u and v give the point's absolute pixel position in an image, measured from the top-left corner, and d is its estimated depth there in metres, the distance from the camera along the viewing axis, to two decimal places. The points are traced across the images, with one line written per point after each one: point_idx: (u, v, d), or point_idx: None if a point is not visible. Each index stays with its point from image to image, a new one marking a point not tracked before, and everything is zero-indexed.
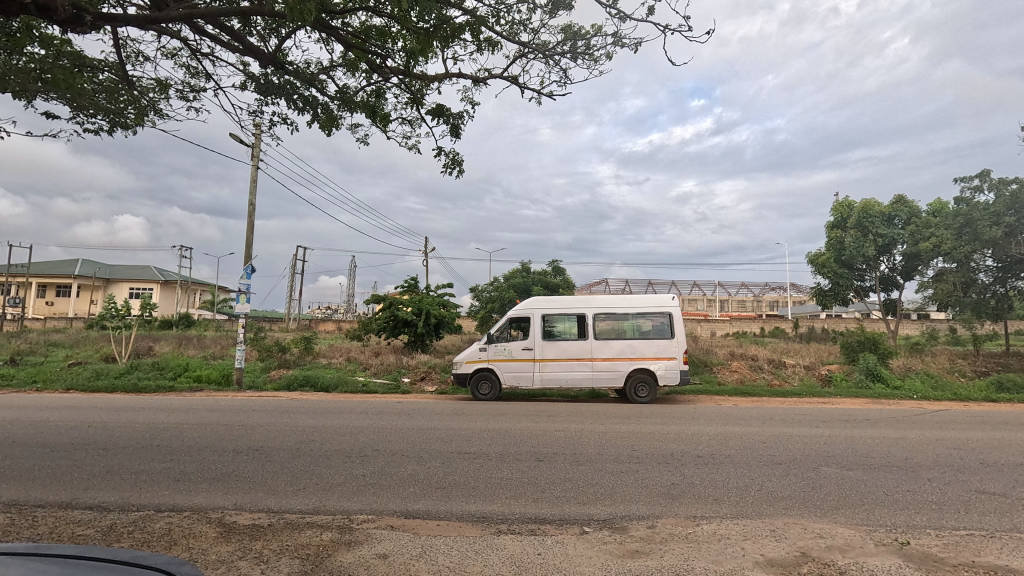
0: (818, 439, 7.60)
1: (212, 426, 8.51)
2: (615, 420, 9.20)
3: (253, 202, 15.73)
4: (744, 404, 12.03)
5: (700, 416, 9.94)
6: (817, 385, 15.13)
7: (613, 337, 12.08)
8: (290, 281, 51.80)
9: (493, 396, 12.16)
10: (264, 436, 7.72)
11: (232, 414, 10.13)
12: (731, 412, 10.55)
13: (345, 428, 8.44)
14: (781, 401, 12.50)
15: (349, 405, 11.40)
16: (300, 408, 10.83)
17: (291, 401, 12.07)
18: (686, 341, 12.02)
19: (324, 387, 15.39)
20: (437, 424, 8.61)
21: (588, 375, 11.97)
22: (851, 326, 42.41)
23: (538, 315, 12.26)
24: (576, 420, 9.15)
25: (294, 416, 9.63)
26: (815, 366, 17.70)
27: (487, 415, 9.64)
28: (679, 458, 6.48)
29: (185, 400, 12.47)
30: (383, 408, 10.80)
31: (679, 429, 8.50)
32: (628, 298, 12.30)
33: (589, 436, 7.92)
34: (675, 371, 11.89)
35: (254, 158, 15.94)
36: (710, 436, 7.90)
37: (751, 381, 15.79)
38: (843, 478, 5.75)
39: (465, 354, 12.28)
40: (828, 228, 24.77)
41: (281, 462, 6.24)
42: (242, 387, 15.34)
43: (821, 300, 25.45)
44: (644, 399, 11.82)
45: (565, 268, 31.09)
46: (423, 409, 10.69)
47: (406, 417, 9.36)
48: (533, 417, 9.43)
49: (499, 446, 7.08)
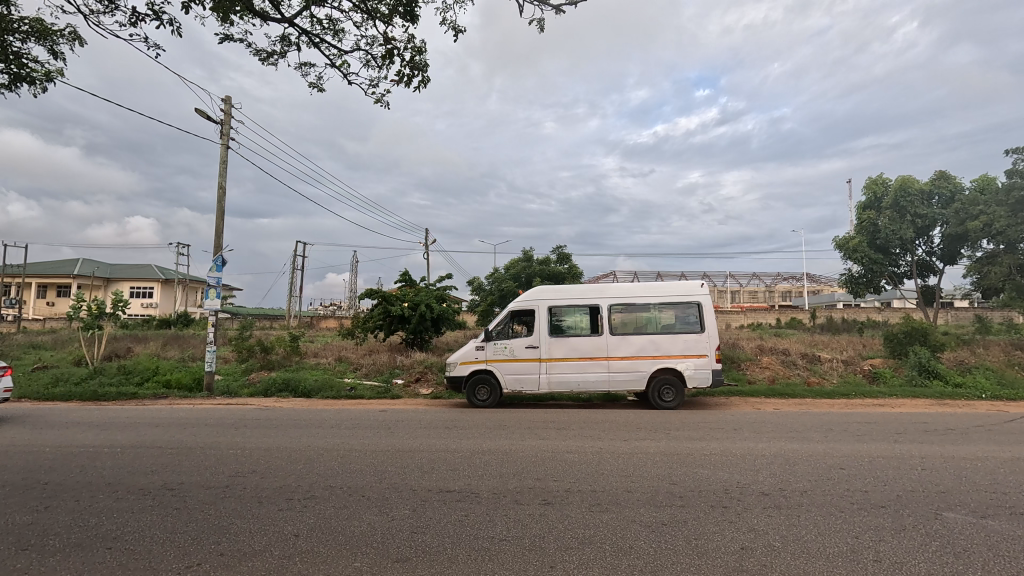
0: (912, 463, 5.80)
1: (140, 448, 6.86)
2: (641, 435, 7.46)
3: (223, 185, 14.00)
4: (788, 408, 10.20)
5: (744, 426, 8.15)
6: (864, 383, 13.26)
7: (631, 332, 10.31)
8: (289, 277, 50.27)
9: (493, 402, 10.42)
10: (195, 464, 6.05)
11: (179, 428, 8.43)
12: (779, 420, 8.73)
13: (304, 449, 6.74)
14: (831, 404, 10.67)
15: (324, 415, 9.71)
16: (264, 420, 9.16)
17: (259, 411, 10.42)
18: (718, 335, 10.20)
19: (306, 391, 13.67)
20: (420, 444, 6.89)
21: (603, 377, 10.22)
22: (875, 316, 40.18)
23: (543, 308, 10.54)
24: (591, 436, 7.41)
25: (251, 432, 7.97)
26: (854, 360, 15.84)
27: (483, 429, 7.92)
28: (738, 498, 4.74)
29: (139, 410, 10.84)
30: (362, 420, 9.10)
31: (724, 447, 6.73)
32: (648, 286, 10.52)
33: (611, 459, 6.18)
34: (706, 371, 10.10)
35: (224, 135, 14.21)
36: (767, 457, 6.14)
37: (785, 379, 13.97)
38: (989, 534, 3.96)
39: (460, 353, 10.56)
40: (860, 209, 22.94)
41: (193, 510, 4.57)
42: (214, 393, 13.67)
43: (851, 288, 23.54)
44: (671, 403, 10.03)
45: (570, 257, 29.18)
46: (409, 421, 8.95)
47: (385, 433, 7.66)
48: (539, 432, 7.68)
49: (493, 479, 5.37)
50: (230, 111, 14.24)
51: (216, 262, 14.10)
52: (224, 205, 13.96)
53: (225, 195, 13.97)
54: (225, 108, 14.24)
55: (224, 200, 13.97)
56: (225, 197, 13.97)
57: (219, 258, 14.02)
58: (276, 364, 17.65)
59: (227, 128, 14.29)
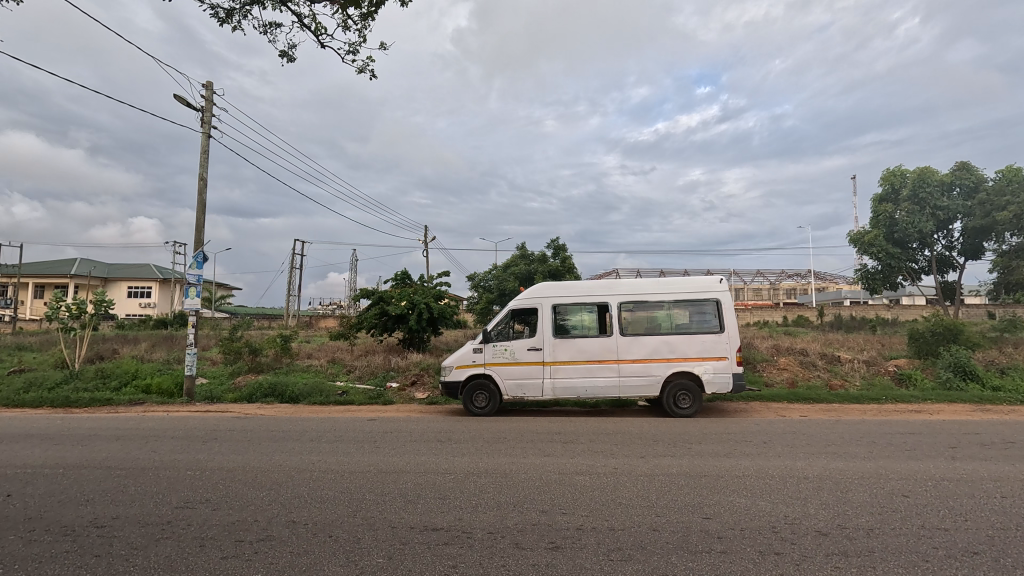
0: (987, 489, 4.89)
1: (84, 468, 5.94)
2: (659, 451, 6.55)
3: (204, 176, 13.13)
4: (817, 416, 9.27)
5: (773, 439, 7.23)
6: (892, 386, 12.34)
7: (643, 332, 9.41)
8: (289, 275, 49.30)
9: (492, 410, 9.53)
10: (140, 491, 5.14)
11: (141, 441, 7.54)
12: (812, 430, 7.81)
13: (273, 469, 5.85)
14: (863, 410, 9.76)
15: (306, 426, 8.80)
16: (238, 431, 8.23)
17: (236, 420, 9.52)
18: (740, 335, 9.29)
19: (293, 396, 12.74)
20: (407, 463, 6.00)
21: (613, 382, 9.31)
22: (886, 314, 39.22)
23: (547, 306, 9.65)
24: (602, 452, 6.51)
25: (218, 447, 7.06)
26: (877, 361, 14.90)
27: (481, 443, 7.02)
28: (792, 541, 3.83)
29: (106, 419, 9.94)
30: (346, 431, 8.19)
31: (757, 465, 5.84)
32: (662, 282, 9.61)
33: (628, 483, 5.27)
34: (726, 375, 9.19)
35: (205, 123, 13.32)
36: (810, 480, 5.25)
37: (805, 383, 13.03)
38: None
39: (456, 357, 9.66)
40: (876, 201, 22.05)
41: (116, 558, 3.67)
42: (195, 399, 12.74)
43: (868, 284, 22.63)
44: (688, 410, 9.13)
45: (564, 250, 27.92)
46: (400, 432, 8.05)
47: (370, 449, 6.76)
48: (543, 447, 6.78)
49: (490, 512, 4.46)
50: (211, 97, 13.31)
51: (197, 259, 13.23)
52: (205, 197, 13.06)
53: (207, 187, 13.09)
54: (206, 94, 13.32)
55: (205, 192, 13.08)
56: (206, 189, 13.08)
57: (200, 254, 13.17)
58: (265, 366, 16.74)
59: (209, 115, 13.38)
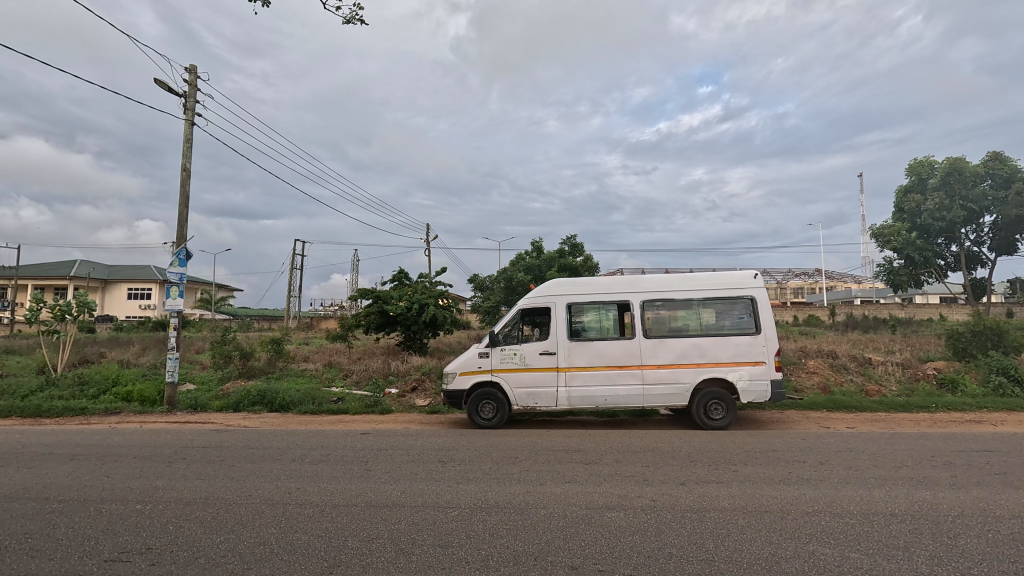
0: None
1: (14, 501, 4.94)
2: (701, 475, 5.53)
3: (187, 166, 12.21)
4: (866, 427, 8.24)
5: (830, 458, 6.21)
6: (936, 391, 11.33)
7: (669, 334, 8.40)
8: (289, 276, 48.38)
9: (500, 422, 8.52)
10: (69, 536, 4.15)
11: (99, 461, 6.56)
12: (869, 447, 6.78)
13: (240, 503, 4.85)
14: (916, 419, 8.73)
15: (291, 441, 7.81)
16: (212, 448, 7.23)
17: (214, 433, 8.50)
18: (778, 338, 8.27)
19: (283, 405, 11.71)
20: (401, 495, 4.98)
21: (636, 391, 8.30)
22: (901, 313, 38.17)
23: (561, 306, 8.65)
24: (633, 477, 5.49)
25: (184, 470, 6.07)
26: (913, 365, 13.82)
27: (488, 466, 6.02)
28: None
29: (74, 432, 8.99)
30: (335, 448, 7.20)
31: (828, 497, 4.81)
32: (692, 279, 8.59)
33: (674, 523, 4.25)
34: (763, 383, 8.17)
35: (188, 110, 12.35)
36: (901, 520, 4.22)
37: (839, 387, 11.98)
38: None
39: (460, 362, 8.66)
40: (901, 194, 21.74)
41: None
42: (177, 408, 11.74)
43: (892, 280, 21.88)
44: (721, 422, 8.10)
45: (583, 249, 26.70)
46: (395, 450, 7.04)
47: (360, 474, 5.76)
48: (561, 471, 5.76)
49: (505, 569, 3.46)
50: (194, 82, 12.35)
51: (179, 256, 12.28)
52: (187, 189, 12.11)
53: (190, 178, 12.13)
54: (189, 79, 12.36)
55: (188, 184, 12.13)
56: (189, 180, 12.13)
57: (182, 250, 12.22)
58: (256, 371, 15.75)
59: (193, 102, 12.43)
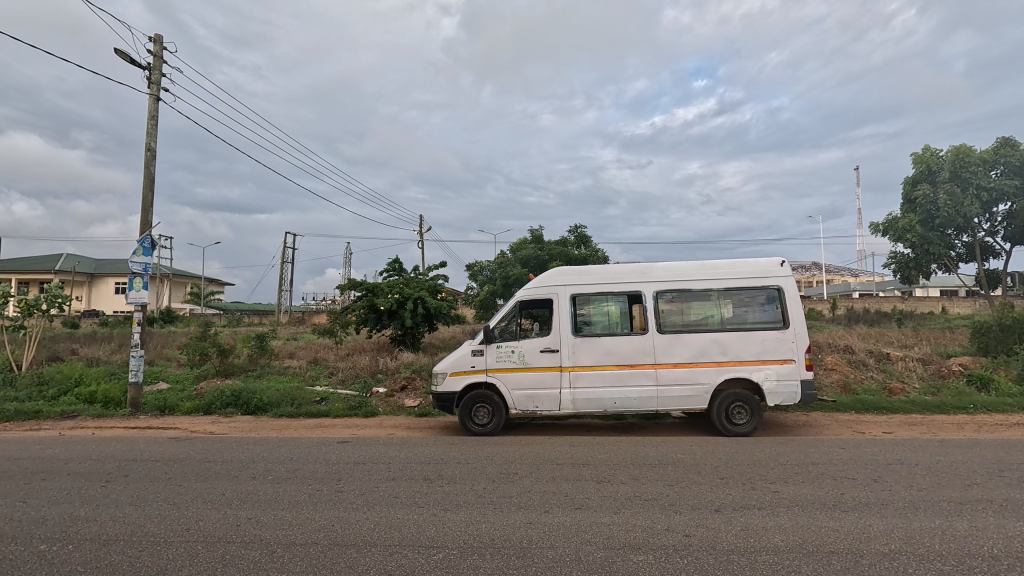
0: None
1: None
2: (737, 499, 4.60)
3: (152, 146, 11.16)
4: (905, 432, 7.37)
5: (883, 474, 5.29)
6: (967, 390, 10.45)
7: (686, 329, 7.47)
8: (280, 270, 47.09)
9: (496, 428, 7.58)
10: None
11: (23, 480, 5.54)
12: (922, 459, 5.88)
13: (169, 543, 3.87)
14: (959, 423, 7.82)
15: (258, 452, 6.82)
16: (163, 462, 6.24)
17: (173, 442, 7.51)
18: (809, 334, 7.36)
19: (260, 407, 10.68)
20: (372, 530, 4.02)
21: (649, 393, 7.38)
22: (903, 306, 37.47)
23: (564, 297, 7.70)
24: (656, 501, 4.55)
25: (119, 493, 5.10)
26: (935, 361, 12.96)
27: (482, 486, 5.07)
28: None
29: (15, 440, 7.98)
30: (306, 461, 6.23)
31: (904, 531, 3.88)
32: (710, 267, 7.66)
33: (719, 571, 3.32)
34: (792, 383, 7.27)
35: (154, 84, 11.27)
36: (1006, 566, 3.31)
37: (859, 386, 11.10)
38: None
39: (450, 361, 7.70)
40: (909, 185, 20.90)
41: None
42: (142, 411, 10.72)
43: (903, 272, 21.04)
44: (744, 427, 7.23)
45: (589, 239, 25.63)
46: (373, 463, 6.07)
47: (326, 499, 4.78)
48: (569, 493, 4.82)
49: None
50: (160, 53, 11.28)
51: (144, 244, 11.22)
52: (152, 171, 11.03)
53: (155, 158, 11.06)
54: (153, 49, 11.27)
55: (153, 164, 11.06)
56: (154, 161, 11.07)
57: (148, 237, 11.18)
58: (235, 370, 14.71)
59: (157, 75, 11.35)
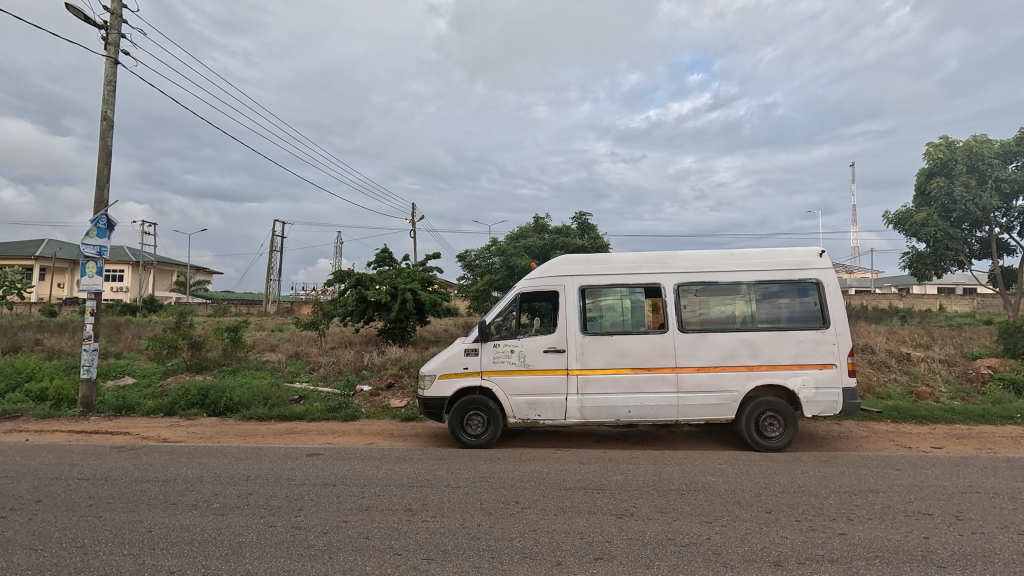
0: None
1: None
2: (800, 547, 3.64)
3: (109, 115, 9.98)
4: (958, 447, 6.48)
5: (963, 507, 4.37)
6: (1005, 396, 9.60)
7: (712, 327, 6.51)
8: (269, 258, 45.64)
9: (491, 439, 6.59)
10: None
11: None
12: (999, 485, 4.95)
13: None
14: (1014, 436, 6.94)
15: (208, 467, 5.76)
16: (90, 482, 5.16)
17: (116, 452, 6.43)
18: (852, 334, 6.42)
19: (228, 408, 9.62)
20: None
21: (669, 401, 6.42)
22: (903, 302, 36.94)
23: (572, 289, 6.69)
24: (698, 549, 3.59)
25: (14, 530, 4.01)
26: (959, 362, 12.15)
27: (476, 521, 4.07)
28: None
29: None
30: (262, 482, 5.18)
31: None
32: (740, 257, 6.68)
33: None
34: (833, 392, 6.34)
35: (112, 45, 10.05)
36: None
37: (886, 390, 10.23)
38: None
39: (441, 361, 6.69)
40: (923, 178, 20.10)
41: None
42: (95, 411, 9.60)
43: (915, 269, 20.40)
44: (777, 442, 6.32)
45: (591, 228, 24.59)
46: (344, 485, 5.05)
47: (276, 542, 3.75)
48: (587, 534, 3.84)
49: None
50: (118, 10, 10.06)
51: (100, 224, 10.07)
52: (109, 143, 9.86)
53: (112, 129, 9.89)
54: (111, 7, 10.05)
55: (109, 136, 9.89)
56: (110, 132, 9.89)
57: (103, 217, 10.00)
58: (207, 364, 13.61)
59: (115, 36, 10.15)
